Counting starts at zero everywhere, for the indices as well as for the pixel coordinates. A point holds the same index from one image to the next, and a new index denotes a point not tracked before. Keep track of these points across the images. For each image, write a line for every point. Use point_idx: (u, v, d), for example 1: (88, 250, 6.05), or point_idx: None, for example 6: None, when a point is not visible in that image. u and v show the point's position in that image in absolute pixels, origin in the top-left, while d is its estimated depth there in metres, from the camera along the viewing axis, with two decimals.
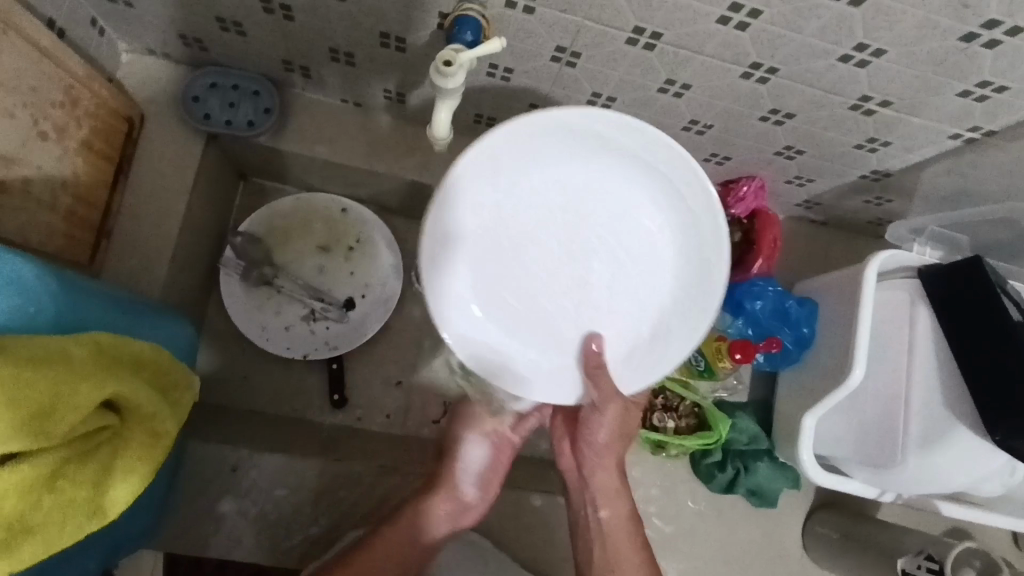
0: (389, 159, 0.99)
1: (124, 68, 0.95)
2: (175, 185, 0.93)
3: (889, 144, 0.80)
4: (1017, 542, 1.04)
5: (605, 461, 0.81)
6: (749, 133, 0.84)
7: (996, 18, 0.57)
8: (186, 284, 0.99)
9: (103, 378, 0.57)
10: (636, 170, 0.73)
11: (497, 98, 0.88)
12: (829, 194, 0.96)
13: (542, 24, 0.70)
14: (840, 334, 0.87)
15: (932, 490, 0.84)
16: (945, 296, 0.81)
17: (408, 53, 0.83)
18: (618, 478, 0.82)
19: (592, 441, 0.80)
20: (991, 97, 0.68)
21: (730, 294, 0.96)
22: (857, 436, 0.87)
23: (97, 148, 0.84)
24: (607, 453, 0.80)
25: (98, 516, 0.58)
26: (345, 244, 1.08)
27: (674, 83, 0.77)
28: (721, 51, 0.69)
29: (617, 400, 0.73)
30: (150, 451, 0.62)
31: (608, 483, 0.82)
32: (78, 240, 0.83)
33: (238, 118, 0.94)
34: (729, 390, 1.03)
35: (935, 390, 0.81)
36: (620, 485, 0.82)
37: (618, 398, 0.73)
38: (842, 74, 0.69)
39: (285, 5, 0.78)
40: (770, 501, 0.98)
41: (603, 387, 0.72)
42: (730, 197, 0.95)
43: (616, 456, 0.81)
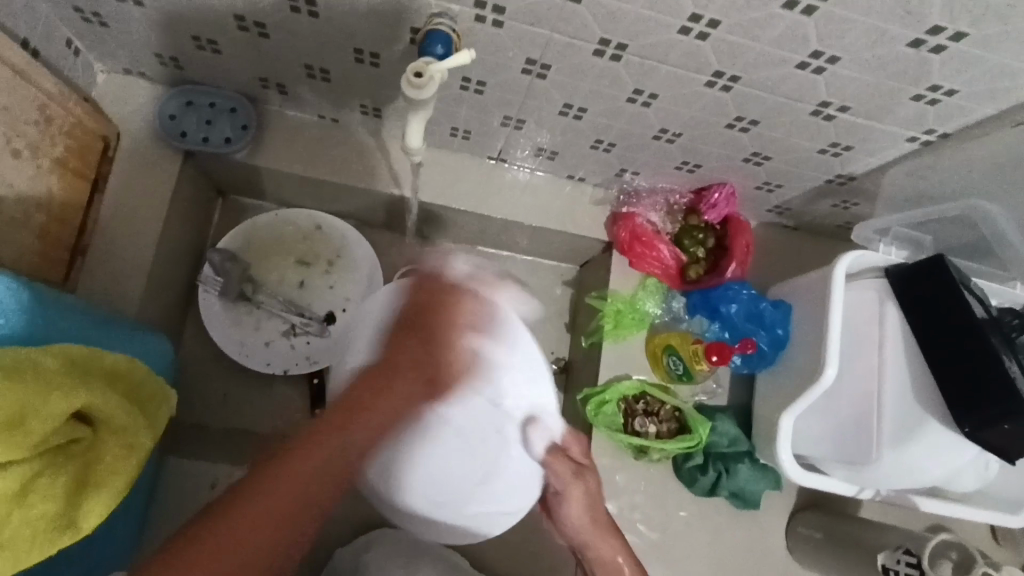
0: (367, 175, 1.00)
1: (100, 88, 0.95)
2: (151, 204, 0.93)
3: (852, 148, 0.83)
4: (997, 538, 1.06)
5: (584, 526, 0.81)
6: (716, 140, 0.86)
7: (940, 24, 0.60)
8: (163, 302, 0.99)
9: (75, 390, 0.56)
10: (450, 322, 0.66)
11: (472, 110, 0.89)
12: (798, 199, 0.99)
13: (512, 38, 0.73)
14: (812, 334, 0.89)
15: (909, 486, 0.85)
16: (911, 294, 0.84)
17: (382, 68, 0.84)
18: (606, 530, 0.81)
19: (565, 516, 0.81)
20: (943, 100, 0.71)
21: (707, 298, 1.00)
22: (835, 435, 0.87)
23: (72, 166, 0.84)
24: (574, 507, 0.79)
25: (71, 532, 0.56)
26: (324, 260, 1.08)
27: (641, 94, 0.79)
28: (685, 60, 0.71)
29: (576, 476, 0.76)
30: (123, 463, 0.60)
31: (601, 537, 0.81)
32: (52, 259, 0.83)
33: (215, 135, 0.95)
34: (709, 394, 1.04)
35: (906, 385, 0.83)
36: (610, 538, 0.81)
37: (576, 475, 0.76)
38: (801, 81, 0.71)
39: (259, 23, 0.79)
40: (753, 503, 0.98)
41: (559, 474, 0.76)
42: (703, 204, 1.00)
43: (595, 522, 0.81)
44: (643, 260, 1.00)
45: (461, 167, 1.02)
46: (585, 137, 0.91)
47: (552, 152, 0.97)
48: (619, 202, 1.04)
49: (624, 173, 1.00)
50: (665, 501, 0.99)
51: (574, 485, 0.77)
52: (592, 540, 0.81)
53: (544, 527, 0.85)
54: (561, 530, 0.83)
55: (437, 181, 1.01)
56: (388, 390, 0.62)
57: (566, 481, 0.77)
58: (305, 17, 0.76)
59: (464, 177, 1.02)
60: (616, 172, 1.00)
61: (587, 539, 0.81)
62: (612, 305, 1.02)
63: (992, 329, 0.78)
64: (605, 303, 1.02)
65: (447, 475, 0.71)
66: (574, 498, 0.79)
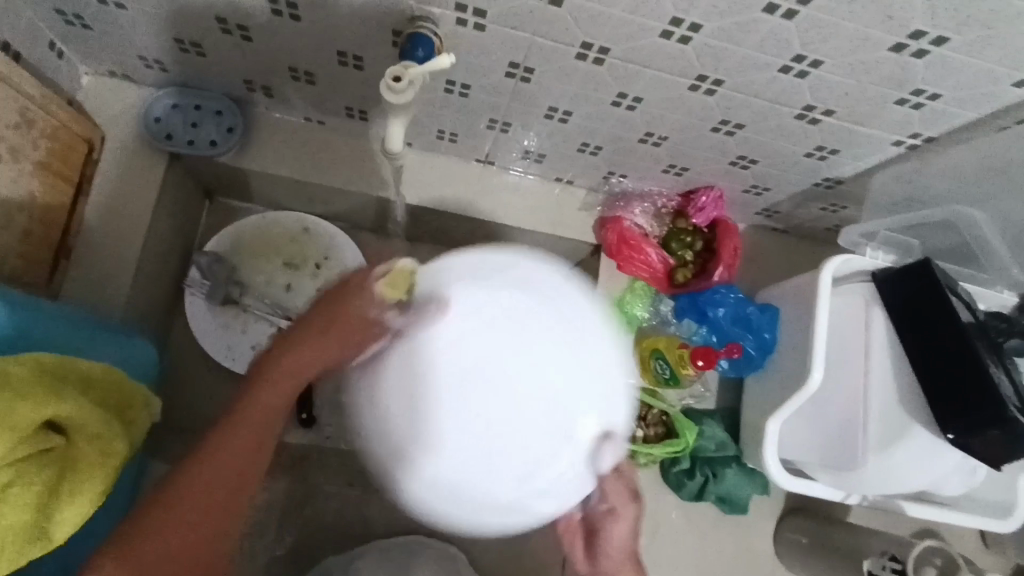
0: (353, 177, 1.00)
1: (85, 90, 0.95)
2: (136, 207, 0.93)
3: (837, 152, 0.83)
4: (985, 542, 1.06)
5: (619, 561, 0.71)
6: (702, 144, 0.86)
7: (922, 29, 0.60)
8: (149, 305, 0.98)
9: (46, 399, 0.56)
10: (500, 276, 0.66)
11: (457, 113, 0.89)
12: (786, 202, 0.98)
13: (495, 41, 0.72)
14: (800, 339, 0.89)
15: (894, 491, 0.85)
16: (898, 299, 0.84)
17: (366, 71, 0.84)
18: (641, 566, 0.72)
19: (604, 543, 0.71)
20: (927, 105, 0.71)
21: (694, 301, 0.99)
22: (821, 439, 0.87)
23: (55, 169, 0.84)
24: (618, 533, 0.70)
25: (43, 541, 0.56)
26: (312, 262, 1.08)
27: (626, 97, 0.78)
28: (668, 64, 0.71)
29: (631, 497, 0.70)
30: (98, 472, 0.59)
31: (633, 572, 0.72)
32: (34, 262, 0.83)
33: (201, 137, 0.94)
34: (696, 398, 1.03)
35: (891, 391, 0.83)
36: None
37: (631, 496, 0.70)
38: (784, 85, 0.71)
39: (242, 25, 0.79)
40: (740, 508, 0.98)
41: (612, 492, 0.69)
42: (690, 207, 1.00)
43: (633, 557, 0.72)
44: (630, 262, 1.00)
45: (448, 170, 1.02)
46: (572, 140, 0.91)
47: (540, 155, 0.97)
48: (607, 205, 1.04)
49: (612, 176, 1.00)
50: (652, 505, 0.99)
51: (624, 504, 0.70)
52: (618, 574, 0.71)
53: (577, 557, 0.73)
54: (595, 563, 0.71)
55: (424, 183, 1.01)
56: (262, 392, 0.66)
57: (619, 499, 0.70)
58: (287, 19, 0.76)
59: (452, 179, 1.02)
60: (604, 175, 0.99)
61: (611, 569, 0.71)
62: None
63: (977, 335, 0.77)
64: None
65: (474, 460, 0.59)
66: (624, 518, 0.70)
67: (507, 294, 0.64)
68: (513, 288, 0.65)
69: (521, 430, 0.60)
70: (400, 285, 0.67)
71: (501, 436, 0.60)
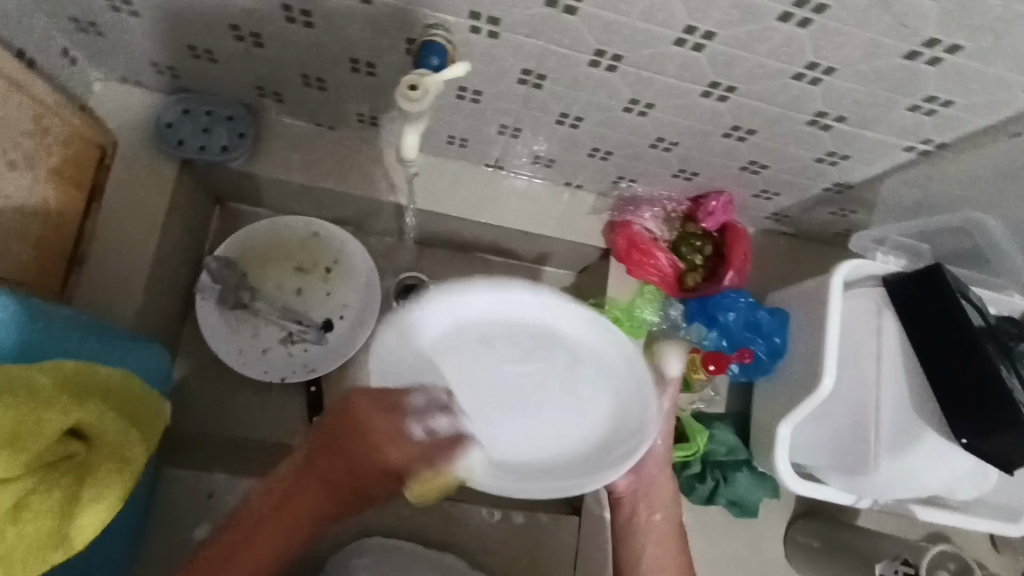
0: (363, 182, 1.00)
1: (97, 97, 0.95)
2: (148, 213, 0.93)
3: (849, 157, 0.83)
4: (995, 545, 1.06)
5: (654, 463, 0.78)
6: (713, 149, 0.86)
7: (935, 37, 0.60)
8: (161, 311, 0.99)
9: (68, 407, 0.56)
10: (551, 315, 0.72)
11: (468, 119, 0.89)
12: (796, 207, 0.98)
13: (508, 49, 0.72)
14: (811, 343, 0.89)
15: (906, 496, 0.85)
16: (910, 303, 0.84)
17: (378, 78, 0.84)
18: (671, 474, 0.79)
19: (644, 447, 0.79)
20: (939, 111, 0.71)
21: (704, 306, 0.99)
22: (832, 443, 0.88)
23: (68, 176, 0.85)
24: (663, 439, 0.79)
25: (65, 547, 0.56)
26: (322, 266, 1.08)
27: (637, 103, 0.79)
28: (680, 71, 0.71)
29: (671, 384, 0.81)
30: (118, 478, 0.60)
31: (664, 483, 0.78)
32: (49, 268, 0.84)
33: (212, 143, 0.95)
34: (706, 401, 1.04)
35: (903, 396, 0.83)
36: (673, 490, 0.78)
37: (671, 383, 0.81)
38: (796, 92, 0.71)
39: (255, 32, 0.79)
40: (751, 512, 0.98)
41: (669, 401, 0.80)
42: (700, 212, 1.00)
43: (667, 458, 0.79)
44: (640, 267, 1.00)
45: (458, 175, 1.02)
46: (582, 146, 0.91)
47: (550, 160, 0.97)
48: (617, 209, 1.04)
49: (621, 181, 1.00)
50: None
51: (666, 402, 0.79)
52: (656, 480, 0.79)
53: (608, 470, 0.79)
54: (630, 469, 0.79)
55: (435, 188, 1.01)
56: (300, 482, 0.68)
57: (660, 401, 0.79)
58: (300, 27, 0.76)
59: (462, 184, 1.02)
60: (613, 180, 1.00)
61: (655, 470, 0.78)
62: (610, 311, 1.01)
63: (988, 338, 0.78)
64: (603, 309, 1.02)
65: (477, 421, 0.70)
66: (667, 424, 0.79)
67: (519, 305, 0.72)
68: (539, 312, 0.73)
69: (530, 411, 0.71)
70: (432, 493, 0.61)
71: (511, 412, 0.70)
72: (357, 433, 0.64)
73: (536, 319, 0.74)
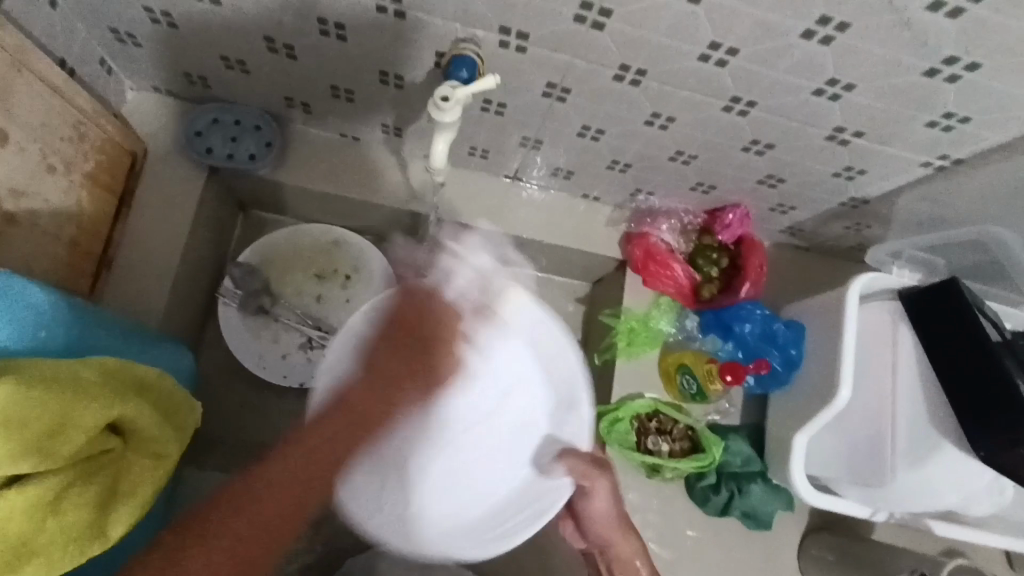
0: (385, 192, 1.03)
1: (130, 105, 0.98)
2: (175, 217, 0.95)
3: (865, 172, 0.84)
4: (1012, 562, 1.05)
5: (609, 525, 0.81)
6: (731, 163, 0.88)
7: (955, 55, 0.62)
8: (185, 314, 1.01)
9: (110, 402, 0.58)
10: (514, 338, 0.89)
11: (491, 130, 0.91)
12: (811, 221, 1.00)
13: (534, 63, 0.75)
14: (826, 355, 0.90)
15: (923, 508, 0.85)
16: (925, 317, 0.84)
17: (405, 90, 0.86)
18: (624, 531, 0.82)
19: (590, 512, 0.81)
20: (956, 127, 0.73)
21: (719, 317, 1.00)
22: (847, 455, 0.88)
23: (102, 180, 0.87)
24: (606, 504, 0.79)
25: (100, 541, 0.57)
26: (342, 273, 1.10)
27: (659, 117, 0.81)
28: (702, 86, 0.73)
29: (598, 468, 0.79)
30: (152, 473, 0.61)
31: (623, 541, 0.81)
32: (80, 270, 0.86)
33: (240, 151, 0.97)
34: (722, 413, 1.04)
35: (920, 409, 0.83)
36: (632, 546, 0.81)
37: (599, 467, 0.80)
38: (816, 108, 0.73)
39: (289, 45, 0.82)
40: (765, 523, 0.98)
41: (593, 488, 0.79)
42: (716, 224, 1.01)
43: (617, 520, 0.81)
44: (657, 278, 1.01)
45: (478, 185, 1.04)
46: (602, 158, 0.93)
47: (569, 172, 0.99)
48: (634, 221, 1.06)
49: (639, 194, 1.02)
50: (678, 520, 1.00)
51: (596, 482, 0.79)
52: (610, 543, 0.81)
53: (567, 529, 0.87)
54: (583, 531, 0.84)
55: (455, 198, 1.03)
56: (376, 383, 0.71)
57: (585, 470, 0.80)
58: (333, 40, 0.79)
59: (481, 194, 1.04)
60: (631, 193, 1.02)
61: (607, 533, 0.81)
62: (626, 322, 1.03)
63: (1006, 353, 0.78)
64: (619, 321, 1.03)
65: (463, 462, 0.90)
66: (600, 492, 0.79)
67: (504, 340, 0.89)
68: (524, 323, 0.89)
69: (489, 451, 0.90)
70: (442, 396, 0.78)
71: (479, 449, 0.90)
72: (394, 362, 0.72)
73: (538, 366, 0.91)
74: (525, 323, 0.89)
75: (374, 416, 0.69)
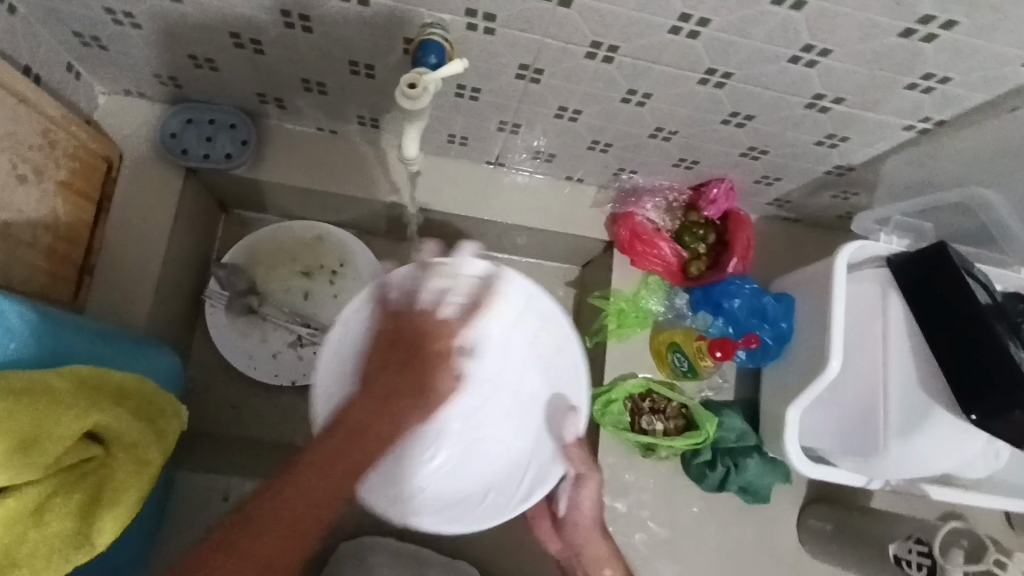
0: (366, 184, 1.01)
1: (101, 109, 0.97)
2: (155, 221, 0.95)
3: (848, 139, 0.83)
4: (1010, 523, 1.06)
5: (590, 526, 0.83)
6: (712, 136, 0.87)
7: (931, 14, 0.60)
8: (171, 318, 1.00)
9: (83, 411, 0.57)
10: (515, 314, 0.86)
11: (467, 116, 0.90)
12: (797, 191, 0.99)
13: (504, 44, 0.73)
14: (815, 328, 0.89)
15: (917, 475, 0.85)
16: (915, 284, 0.84)
17: (377, 79, 0.85)
18: (602, 539, 0.83)
19: (570, 514, 0.83)
20: (937, 89, 0.71)
21: (709, 295, 0.99)
22: (841, 424, 0.88)
23: (77, 187, 0.86)
24: (590, 499, 0.82)
25: (87, 549, 0.57)
26: (328, 268, 1.09)
27: (635, 93, 0.79)
28: (676, 60, 0.71)
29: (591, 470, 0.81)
30: (135, 481, 0.61)
31: (598, 548, 0.83)
32: (61, 279, 0.85)
33: (216, 151, 0.96)
34: (715, 389, 1.04)
35: (910, 376, 0.83)
36: (605, 551, 0.83)
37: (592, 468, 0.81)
38: (793, 76, 0.72)
39: (255, 40, 0.80)
40: (763, 497, 0.98)
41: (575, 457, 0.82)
42: (702, 200, 1.00)
43: (595, 524, 0.83)
44: (645, 258, 1.00)
45: (460, 173, 1.03)
46: (582, 139, 0.92)
47: (550, 155, 0.98)
48: (618, 201, 1.05)
49: (622, 173, 1.00)
50: (675, 498, 1.00)
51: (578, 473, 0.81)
52: (584, 541, 0.83)
53: (545, 532, 0.88)
54: (561, 532, 0.85)
55: (437, 186, 1.02)
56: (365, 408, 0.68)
57: (583, 467, 0.81)
58: (300, 32, 0.77)
59: (466, 181, 1.03)
60: (614, 172, 1.00)
61: (581, 535, 0.83)
62: (615, 304, 1.02)
63: (996, 317, 0.78)
64: (608, 302, 1.03)
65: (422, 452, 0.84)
66: (586, 495, 0.82)
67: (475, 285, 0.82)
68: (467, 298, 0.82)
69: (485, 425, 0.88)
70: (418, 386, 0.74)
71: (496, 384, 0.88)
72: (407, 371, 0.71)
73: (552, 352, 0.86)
74: (511, 287, 0.84)
75: (357, 457, 0.66)
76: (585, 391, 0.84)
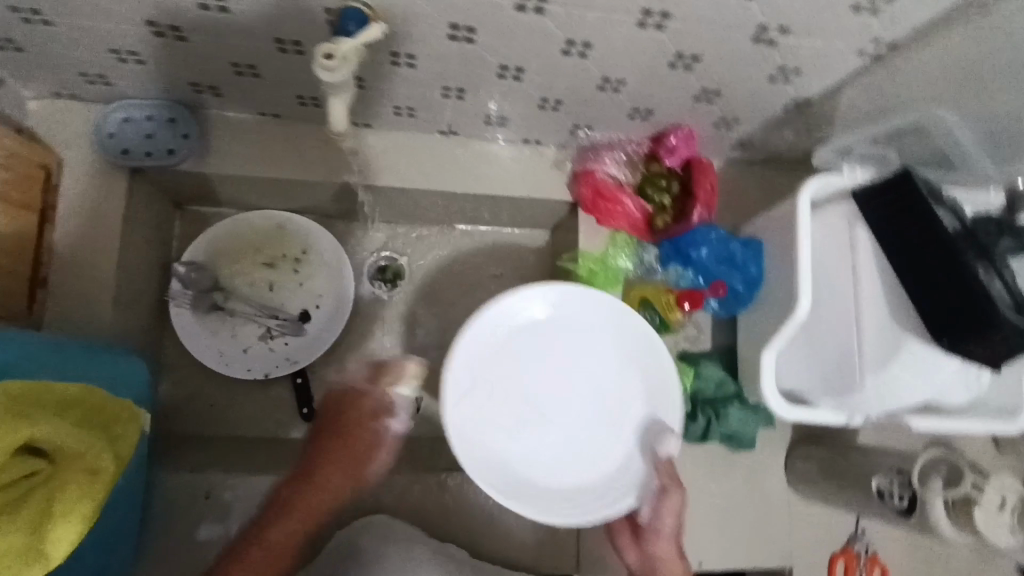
0: (317, 167, 0.98)
1: (33, 116, 0.93)
2: (103, 226, 0.92)
3: (801, 71, 0.80)
4: (997, 445, 1.06)
5: (672, 536, 0.80)
6: (663, 82, 0.84)
7: None
8: (135, 324, 0.99)
9: (13, 424, 0.56)
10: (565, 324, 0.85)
11: (409, 85, 0.87)
12: (758, 131, 0.96)
13: (429, 6, 0.70)
14: (783, 269, 0.88)
15: (898, 407, 0.84)
16: (881, 215, 0.82)
17: (308, 55, 0.81)
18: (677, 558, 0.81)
19: (656, 526, 0.80)
20: (885, 8, 0.68)
21: (676, 246, 0.97)
22: (818, 364, 0.87)
23: (14, 199, 0.83)
24: (673, 513, 0.80)
25: (42, 562, 0.55)
26: (291, 256, 1.07)
27: (575, 44, 0.76)
28: (610, 4, 0.68)
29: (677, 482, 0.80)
30: (88, 489, 0.59)
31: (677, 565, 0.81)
32: (10, 295, 0.83)
33: (157, 147, 0.93)
34: (691, 340, 1.04)
35: (881, 308, 0.81)
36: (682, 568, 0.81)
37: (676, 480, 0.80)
38: (734, 9, 0.68)
39: (174, 26, 0.77)
40: (749, 444, 0.98)
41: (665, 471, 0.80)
42: (661, 150, 0.98)
43: (676, 542, 0.81)
44: (609, 216, 0.99)
45: (413, 145, 1.00)
46: (531, 98, 0.89)
47: (501, 118, 0.95)
48: (578, 159, 1.03)
49: (579, 130, 0.98)
50: None
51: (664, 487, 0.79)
52: (662, 556, 0.80)
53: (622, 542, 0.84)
54: (640, 540, 0.82)
55: (391, 162, 1.00)
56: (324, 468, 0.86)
57: (671, 480, 0.80)
58: (217, 13, 0.74)
59: (421, 154, 1.00)
60: (570, 130, 0.97)
61: (665, 547, 0.80)
62: (584, 266, 0.99)
63: (967, 244, 0.75)
64: (576, 264, 1.00)
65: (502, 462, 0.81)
66: (670, 509, 0.80)
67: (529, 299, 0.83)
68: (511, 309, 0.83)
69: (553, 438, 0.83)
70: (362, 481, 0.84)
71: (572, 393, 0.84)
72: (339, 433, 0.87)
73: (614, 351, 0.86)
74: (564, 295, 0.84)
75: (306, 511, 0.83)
76: (677, 411, 0.84)
